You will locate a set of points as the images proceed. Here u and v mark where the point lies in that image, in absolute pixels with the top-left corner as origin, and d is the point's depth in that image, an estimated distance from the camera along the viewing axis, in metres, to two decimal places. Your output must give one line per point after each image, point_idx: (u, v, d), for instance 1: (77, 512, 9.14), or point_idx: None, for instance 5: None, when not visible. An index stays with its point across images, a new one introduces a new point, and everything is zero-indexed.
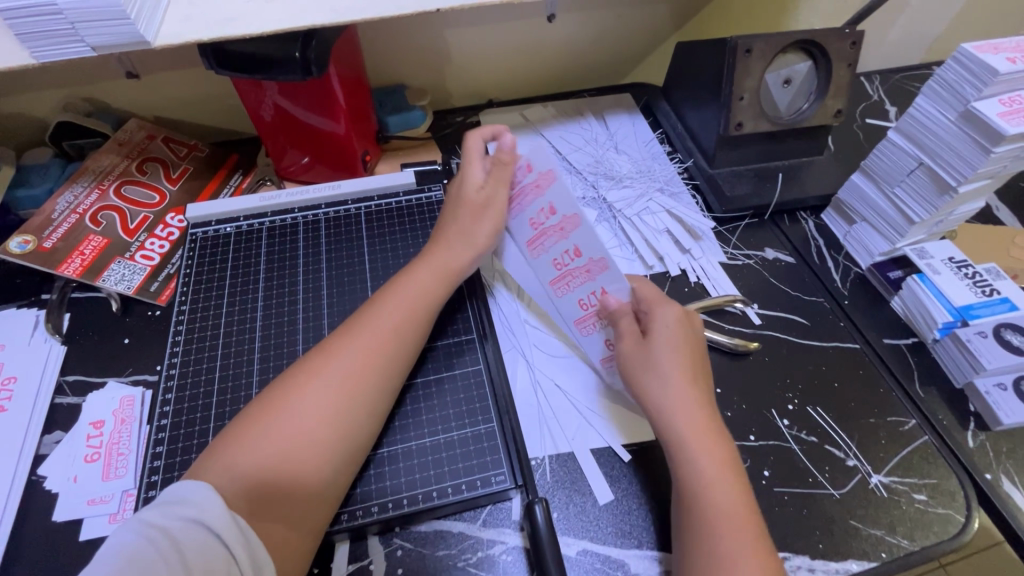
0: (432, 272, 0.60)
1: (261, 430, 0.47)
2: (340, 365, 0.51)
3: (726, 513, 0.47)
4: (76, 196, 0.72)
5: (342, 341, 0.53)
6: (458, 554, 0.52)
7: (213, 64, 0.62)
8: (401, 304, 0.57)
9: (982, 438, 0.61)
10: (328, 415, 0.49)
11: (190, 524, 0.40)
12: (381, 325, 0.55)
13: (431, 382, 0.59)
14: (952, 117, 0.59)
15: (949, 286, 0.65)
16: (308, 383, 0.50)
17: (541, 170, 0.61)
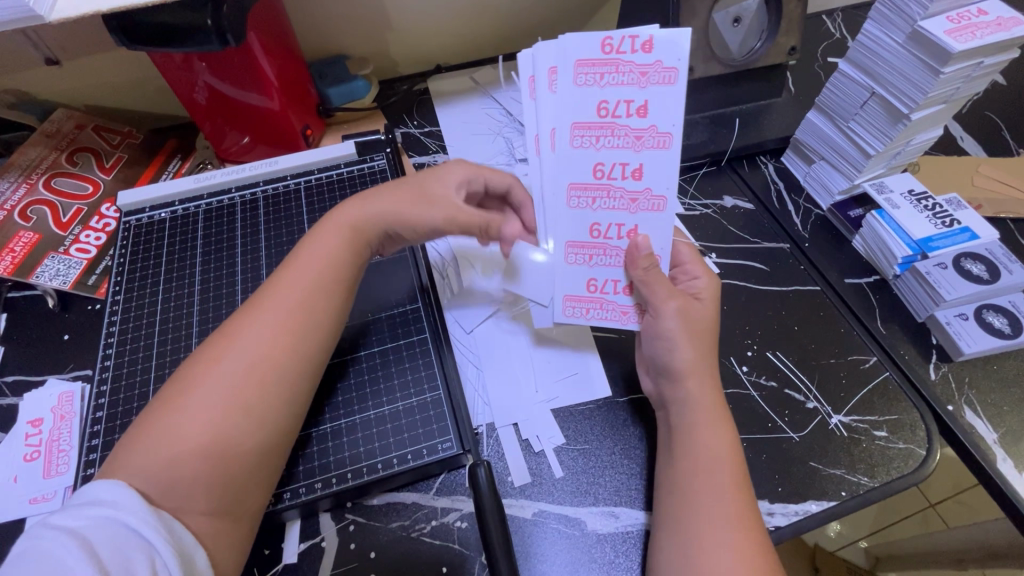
0: (327, 239, 0.53)
1: (168, 422, 0.41)
2: (245, 343, 0.45)
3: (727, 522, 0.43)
4: (3, 192, 0.68)
5: (246, 321, 0.47)
6: (412, 524, 0.51)
7: (123, 39, 0.58)
8: (302, 277, 0.50)
9: (944, 369, 0.59)
10: (233, 398, 0.43)
11: (104, 522, 0.35)
12: (277, 303, 0.48)
13: (373, 353, 0.57)
14: (900, 40, 0.57)
15: (908, 219, 0.63)
16: (211, 371, 0.44)
17: (660, 62, 0.46)
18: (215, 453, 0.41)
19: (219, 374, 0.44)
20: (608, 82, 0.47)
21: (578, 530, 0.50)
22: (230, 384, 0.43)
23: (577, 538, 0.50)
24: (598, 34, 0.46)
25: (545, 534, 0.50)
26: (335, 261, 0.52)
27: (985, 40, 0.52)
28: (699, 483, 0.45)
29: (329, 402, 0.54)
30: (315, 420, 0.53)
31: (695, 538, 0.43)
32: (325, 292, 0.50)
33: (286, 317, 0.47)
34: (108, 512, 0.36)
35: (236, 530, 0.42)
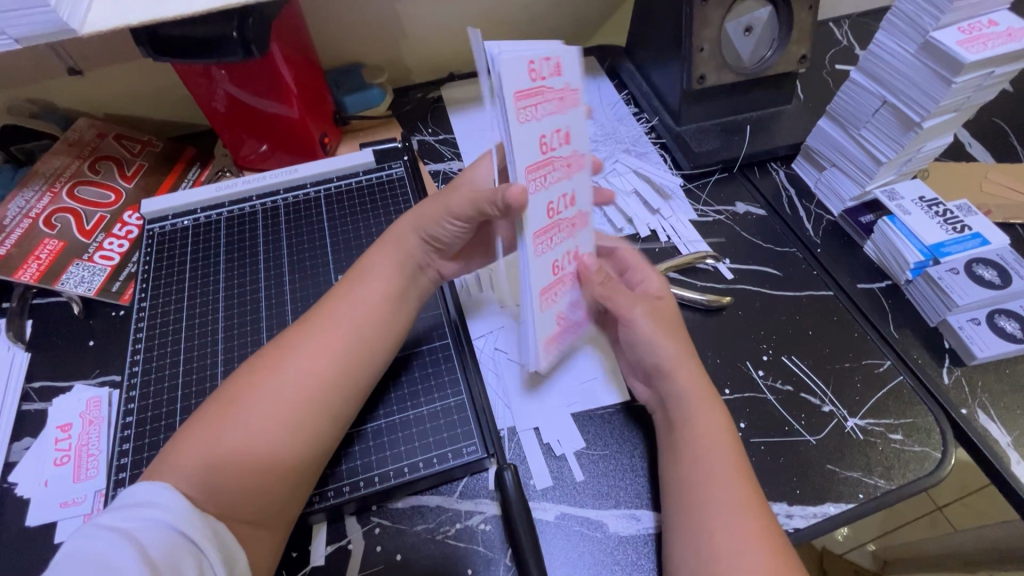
0: (387, 260, 0.55)
1: (212, 429, 0.43)
2: (301, 356, 0.47)
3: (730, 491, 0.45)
4: (28, 200, 0.69)
5: (303, 336, 0.49)
6: (437, 527, 0.51)
7: (150, 51, 0.59)
8: (358, 298, 0.52)
9: (957, 373, 0.60)
10: (282, 407, 0.44)
11: (151, 524, 0.36)
12: (334, 322, 0.50)
13: (398, 359, 0.58)
14: (912, 50, 0.58)
15: (920, 225, 0.64)
16: (267, 379, 0.46)
17: (570, 85, 0.46)
18: (252, 461, 0.42)
19: (276, 384, 0.45)
20: (543, 114, 0.44)
21: (600, 532, 0.51)
22: (283, 394, 0.45)
23: (600, 540, 0.50)
24: (521, 57, 0.42)
25: (568, 535, 0.51)
26: (388, 283, 0.54)
27: (997, 50, 0.53)
28: (702, 475, 0.46)
29: None
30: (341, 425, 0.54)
31: (707, 527, 0.44)
32: (382, 316, 0.52)
33: (345, 338, 0.49)
34: (154, 512, 0.37)
35: (267, 533, 0.43)
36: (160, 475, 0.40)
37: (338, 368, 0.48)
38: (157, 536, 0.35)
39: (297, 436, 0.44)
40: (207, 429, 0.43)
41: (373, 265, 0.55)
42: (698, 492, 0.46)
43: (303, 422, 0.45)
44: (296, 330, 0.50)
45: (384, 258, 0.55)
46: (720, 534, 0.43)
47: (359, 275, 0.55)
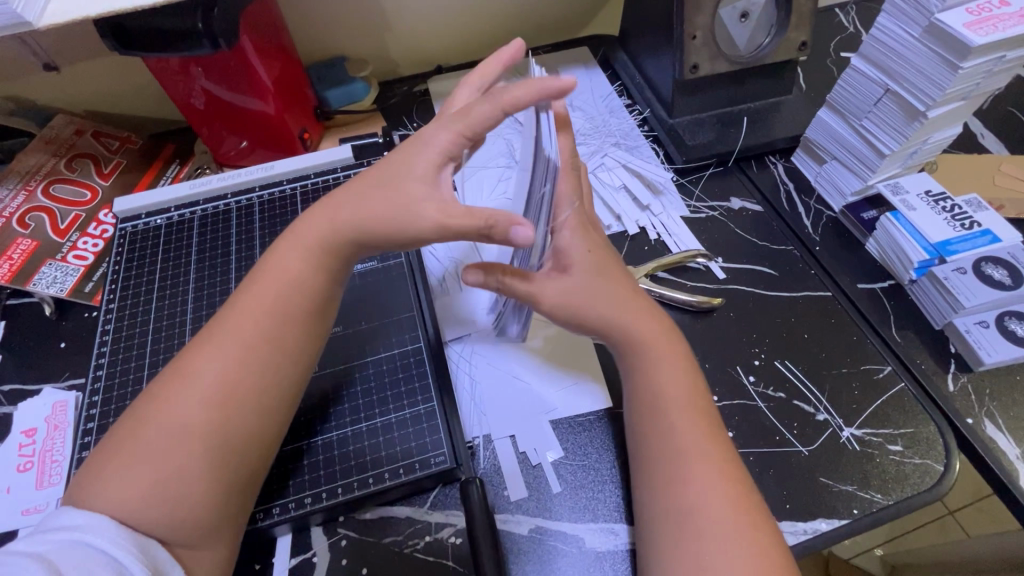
0: (293, 250, 0.46)
1: (123, 467, 0.40)
2: (205, 373, 0.43)
3: (714, 500, 0.42)
4: (1, 198, 0.68)
5: (210, 351, 0.44)
6: (405, 540, 0.49)
7: (116, 45, 0.57)
8: (266, 301, 0.46)
9: (963, 380, 0.57)
10: (192, 430, 0.41)
11: (71, 545, 0.35)
12: (240, 330, 0.45)
13: (368, 364, 0.56)
14: (917, 34, 0.54)
15: (924, 221, 0.60)
16: (177, 403, 0.42)
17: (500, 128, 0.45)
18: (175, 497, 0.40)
19: (182, 404, 0.42)
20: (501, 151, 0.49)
21: (576, 547, 0.48)
22: (193, 414, 0.42)
23: (576, 555, 0.48)
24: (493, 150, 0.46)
25: (543, 550, 0.48)
26: (301, 281, 0.47)
27: (1009, 32, 0.49)
28: (676, 480, 0.44)
29: (323, 414, 0.53)
30: (307, 432, 0.52)
31: (687, 536, 0.42)
32: (298, 319, 0.47)
33: (256, 348, 0.45)
34: (72, 534, 0.36)
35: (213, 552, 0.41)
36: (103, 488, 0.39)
37: (255, 385, 0.44)
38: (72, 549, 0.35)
39: (219, 460, 0.42)
40: (122, 456, 0.40)
41: (280, 256, 0.47)
42: (687, 497, 0.43)
43: (223, 448, 0.42)
44: (200, 343, 0.45)
45: (292, 248, 0.47)
46: (711, 536, 0.41)
47: (266, 270, 0.47)
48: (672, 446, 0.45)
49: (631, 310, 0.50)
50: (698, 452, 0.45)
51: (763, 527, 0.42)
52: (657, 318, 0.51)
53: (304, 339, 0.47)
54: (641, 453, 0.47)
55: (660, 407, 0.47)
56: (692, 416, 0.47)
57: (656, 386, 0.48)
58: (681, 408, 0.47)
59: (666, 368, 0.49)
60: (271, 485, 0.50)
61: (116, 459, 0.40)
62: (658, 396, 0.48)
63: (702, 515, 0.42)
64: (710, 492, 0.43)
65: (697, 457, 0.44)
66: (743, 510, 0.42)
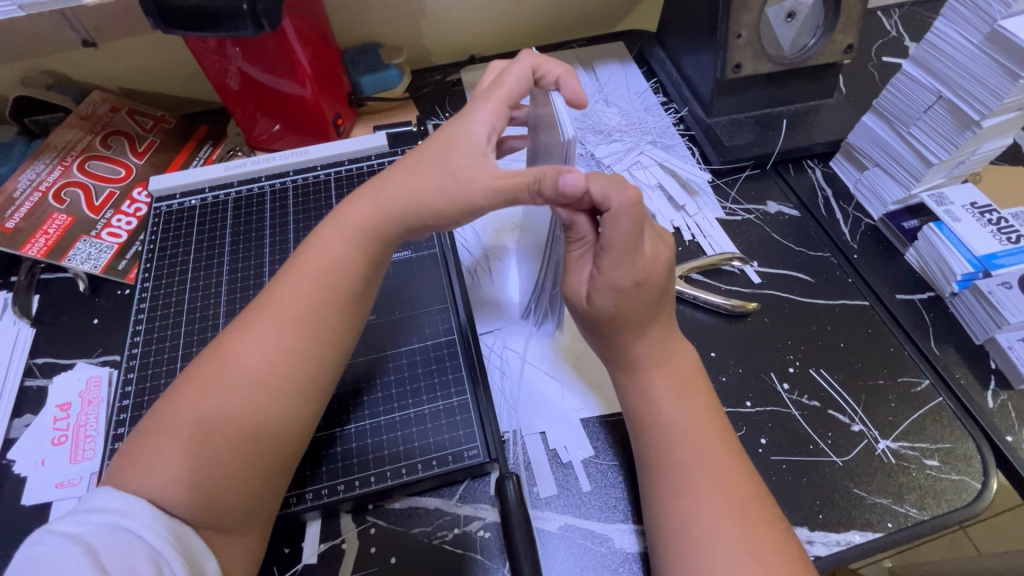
0: (333, 233, 0.48)
1: (162, 448, 0.39)
2: (246, 359, 0.43)
3: (723, 507, 0.41)
4: (38, 173, 0.68)
5: (252, 336, 0.44)
6: (434, 531, 0.49)
7: (160, 23, 0.57)
8: (304, 286, 0.46)
9: (1003, 397, 0.56)
10: (238, 419, 0.41)
11: (111, 532, 0.35)
12: (281, 317, 0.45)
13: (403, 353, 0.56)
14: (976, 41, 0.52)
15: (970, 233, 0.59)
16: (223, 389, 0.42)
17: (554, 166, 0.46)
18: (216, 482, 0.39)
19: (226, 389, 0.42)
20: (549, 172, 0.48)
21: (605, 547, 0.48)
22: (237, 402, 0.42)
23: (604, 555, 0.48)
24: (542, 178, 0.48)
25: (569, 548, 0.48)
26: (342, 266, 0.47)
27: None
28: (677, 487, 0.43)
29: (354, 402, 0.53)
30: (340, 419, 0.52)
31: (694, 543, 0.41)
32: (337, 306, 0.46)
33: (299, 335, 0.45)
34: (112, 519, 0.35)
35: (242, 537, 0.41)
36: (144, 463, 0.39)
37: (296, 373, 0.44)
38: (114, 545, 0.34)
39: (253, 453, 0.42)
40: (157, 441, 0.40)
41: (322, 241, 0.48)
42: (699, 523, 0.41)
43: (254, 434, 0.42)
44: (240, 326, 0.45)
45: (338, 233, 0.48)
46: (721, 563, 0.39)
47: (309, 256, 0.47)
48: (676, 474, 0.44)
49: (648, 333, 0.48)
50: (706, 476, 0.43)
51: (783, 547, 0.40)
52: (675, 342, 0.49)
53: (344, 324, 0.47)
54: (647, 477, 0.46)
55: (659, 428, 0.46)
56: (698, 441, 0.45)
57: (661, 411, 0.46)
58: (685, 430, 0.45)
59: (660, 380, 0.48)
60: (302, 472, 0.50)
61: (158, 436, 0.40)
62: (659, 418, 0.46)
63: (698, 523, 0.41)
64: (721, 519, 0.41)
65: (705, 475, 0.43)
66: (758, 536, 0.40)
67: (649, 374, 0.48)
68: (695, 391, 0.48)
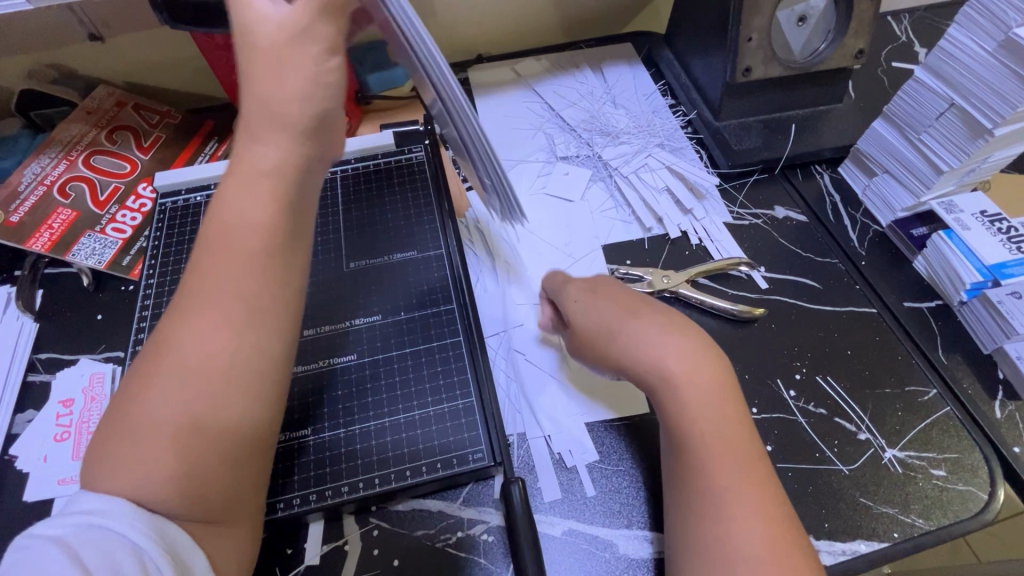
0: (242, 187, 0.40)
1: (129, 448, 0.36)
2: (192, 350, 0.38)
3: (757, 531, 0.40)
4: (43, 166, 0.68)
5: (196, 327, 0.39)
6: (437, 533, 0.49)
7: (168, 19, 0.56)
8: (228, 254, 0.39)
9: (1010, 408, 0.55)
10: (197, 414, 0.37)
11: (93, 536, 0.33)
12: (220, 294, 0.39)
13: (383, 354, 0.56)
14: (991, 49, 0.52)
15: (980, 242, 0.59)
16: (177, 386, 0.37)
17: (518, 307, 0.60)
18: (199, 484, 0.37)
19: (173, 381, 0.37)
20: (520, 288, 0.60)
21: (609, 553, 0.48)
22: (190, 392, 0.37)
23: (608, 561, 0.47)
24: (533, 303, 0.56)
25: (573, 554, 0.48)
26: (267, 221, 0.40)
27: None
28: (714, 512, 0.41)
29: (358, 403, 0.53)
30: (342, 421, 0.52)
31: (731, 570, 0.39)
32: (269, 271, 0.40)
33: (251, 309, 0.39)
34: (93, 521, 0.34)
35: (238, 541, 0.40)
36: (117, 464, 0.36)
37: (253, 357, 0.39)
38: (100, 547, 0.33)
39: (227, 451, 0.38)
40: (125, 440, 0.36)
41: (227, 198, 0.40)
42: (727, 538, 0.40)
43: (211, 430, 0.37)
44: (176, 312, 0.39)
45: (258, 188, 0.40)
46: None
47: (226, 217, 0.40)
48: (708, 486, 0.42)
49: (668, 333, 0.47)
50: (738, 488, 0.42)
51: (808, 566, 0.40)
52: (697, 338, 0.47)
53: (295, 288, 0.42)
54: (678, 485, 0.44)
55: (697, 449, 0.44)
56: (727, 453, 0.43)
57: (698, 431, 0.44)
58: (722, 452, 0.43)
59: (697, 400, 0.45)
60: (287, 476, 0.49)
61: (125, 431, 0.37)
62: (695, 438, 0.44)
63: (736, 549, 0.40)
64: (755, 536, 0.40)
65: (744, 500, 0.41)
66: (783, 549, 0.40)
67: (679, 381, 0.45)
68: (723, 395, 0.45)
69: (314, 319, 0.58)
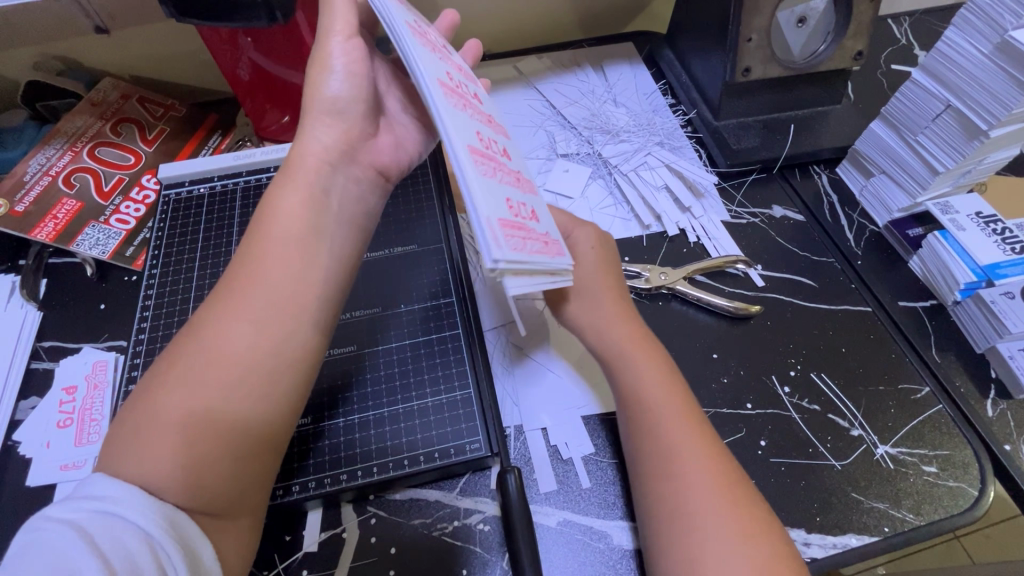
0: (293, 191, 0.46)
1: (145, 437, 0.37)
2: (217, 337, 0.41)
3: (712, 495, 0.43)
4: (48, 157, 0.68)
5: (227, 316, 0.41)
6: (434, 523, 0.50)
7: (175, 12, 0.57)
8: (280, 253, 0.44)
9: (1002, 407, 0.56)
10: (222, 405, 0.39)
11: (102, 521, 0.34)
12: (262, 284, 0.43)
13: (394, 349, 0.56)
14: (987, 51, 0.53)
15: (975, 243, 0.59)
16: (201, 371, 0.39)
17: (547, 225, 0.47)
18: (211, 475, 0.38)
19: (204, 371, 0.40)
20: (508, 187, 0.44)
21: (603, 543, 0.48)
22: (219, 380, 0.39)
23: (602, 552, 0.48)
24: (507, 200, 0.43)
25: (568, 544, 0.48)
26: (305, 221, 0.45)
27: None
28: (668, 479, 0.44)
29: (355, 394, 0.54)
30: (349, 410, 0.53)
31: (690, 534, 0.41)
32: (309, 268, 0.45)
33: (272, 300, 0.42)
34: (102, 504, 0.34)
35: (239, 526, 0.41)
36: (128, 451, 0.37)
37: (270, 354, 0.41)
38: (115, 536, 0.33)
39: (229, 437, 0.39)
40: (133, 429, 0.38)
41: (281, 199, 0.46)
42: (685, 503, 0.43)
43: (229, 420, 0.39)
44: (212, 303, 0.43)
45: (295, 188, 0.46)
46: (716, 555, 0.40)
47: (274, 215, 0.45)
48: (661, 455, 0.45)
49: (616, 317, 0.53)
50: (696, 463, 0.44)
51: (770, 536, 0.42)
52: (637, 327, 0.53)
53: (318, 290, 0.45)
54: (637, 465, 0.47)
55: (648, 416, 0.47)
56: (685, 426, 0.46)
57: (648, 400, 0.48)
58: (671, 424, 0.46)
59: (644, 372, 0.49)
60: (291, 463, 0.50)
61: (141, 425, 0.38)
62: (647, 406, 0.48)
63: (694, 513, 0.42)
64: (709, 501, 0.42)
65: (697, 468, 0.44)
66: (744, 522, 0.42)
67: (627, 354, 0.51)
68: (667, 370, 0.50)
69: None
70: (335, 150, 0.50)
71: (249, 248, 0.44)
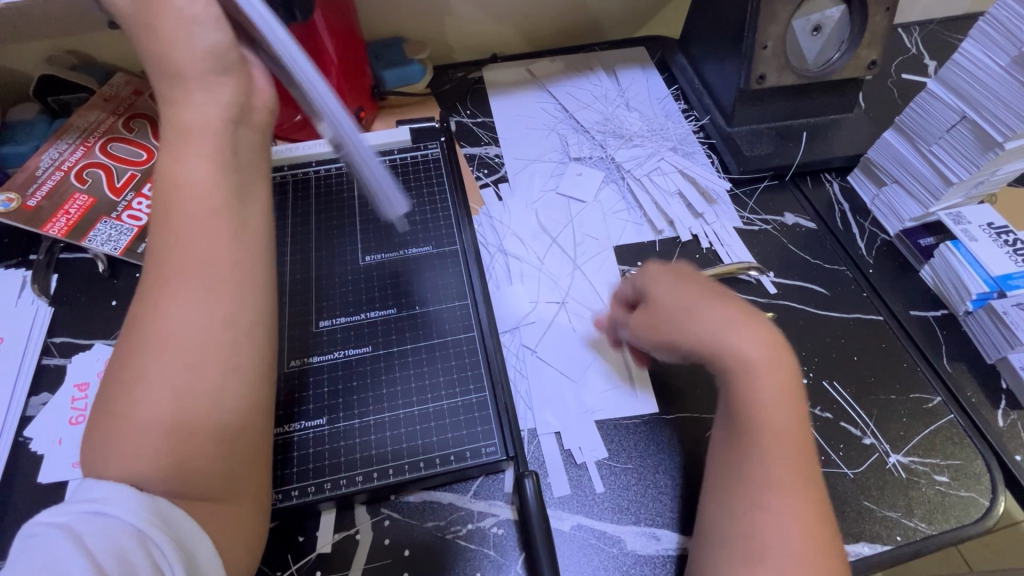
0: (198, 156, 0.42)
1: (121, 444, 0.36)
2: (168, 322, 0.38)
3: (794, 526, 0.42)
4: (61, 152, 0.68)
5: (169, 299, 0.39)
6: (447, 526, 0.50)
7: None
8: (206, 224, 0.41)
9: (1013, 417, 0.56)
10: (186, 392, 0.37)
11: (97, 524, 0.33)
12: (195, 260, 0.40)
13: (344, 342, 0.57)
14: (1004, 63, 0.53)
15: (987, 254, 0.60)
16: (166, 364, 0.37)
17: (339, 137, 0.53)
18: (204, 469, 0.37)
19: (158, 371, 0.37)
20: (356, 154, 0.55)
21: (617, 548, 0.48)
22: (172, 379, 0.37)
23: (616, 556, 0.48)
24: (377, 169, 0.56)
25: (582, 549, 0.49)
26: (216, 185, 0.42)
27: None
28: (757, 504, 0.43)
29: (365, 396, 0.54)
30: (334, 415, 0.52)
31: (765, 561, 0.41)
32: (233, 229, 0.42)
33: (216, 265, 0.40)
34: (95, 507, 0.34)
35: (242, 520, 0.40)
36: (114, 458, 0.36)
37: (229, 336, 0.39)
38: (108, 537, 0.33)
39: (206, 425, 0.38)
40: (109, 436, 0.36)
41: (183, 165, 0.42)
42: (765, 528, 0.42)
43: (192, 420, 0.37)
44: (149, 282, 0.40)
45: (198, 153, 0.42)
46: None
47: (181, 185, 0.41)
48: (760, 480, 0.43)
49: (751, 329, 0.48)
50: (782, 491, 0.43)
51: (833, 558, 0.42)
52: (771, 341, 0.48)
53: (256, 253, 0.43)
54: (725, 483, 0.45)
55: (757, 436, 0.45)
56: (780, 441, 0.45)
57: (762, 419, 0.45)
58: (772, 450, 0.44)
59: (764, 387, 0.46)
60: (300, 464, 0.50)
61: (111, 432, 0.36)
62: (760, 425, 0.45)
63: (774, 539, 0.41)
64: (789, 528, 0.42)
65: (785, 493, 0.43)
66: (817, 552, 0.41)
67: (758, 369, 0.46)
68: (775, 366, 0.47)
69: (331, 310, 0.59)
70: (229, 96, 0.44)
71: (162, 225, 0.41)
